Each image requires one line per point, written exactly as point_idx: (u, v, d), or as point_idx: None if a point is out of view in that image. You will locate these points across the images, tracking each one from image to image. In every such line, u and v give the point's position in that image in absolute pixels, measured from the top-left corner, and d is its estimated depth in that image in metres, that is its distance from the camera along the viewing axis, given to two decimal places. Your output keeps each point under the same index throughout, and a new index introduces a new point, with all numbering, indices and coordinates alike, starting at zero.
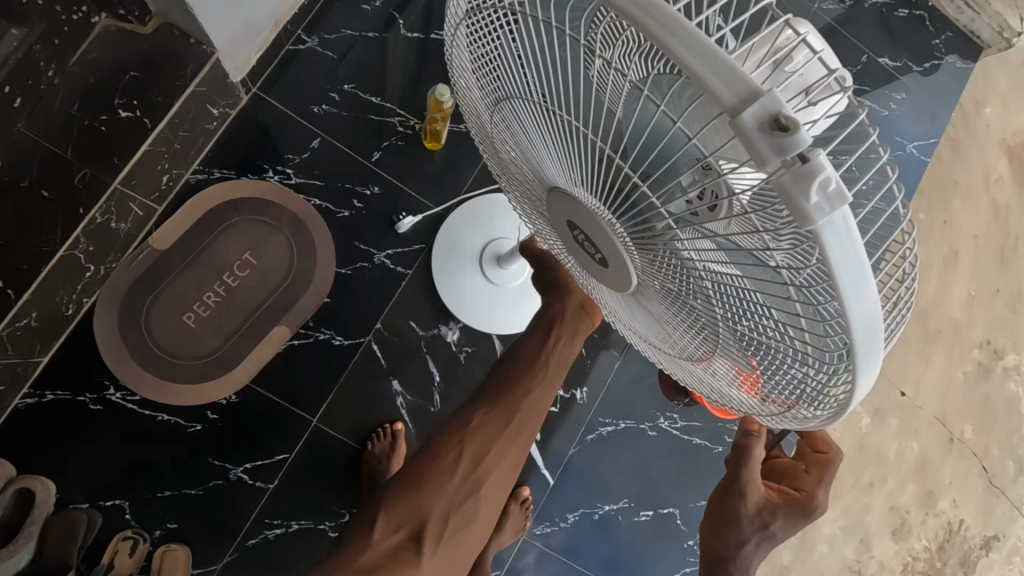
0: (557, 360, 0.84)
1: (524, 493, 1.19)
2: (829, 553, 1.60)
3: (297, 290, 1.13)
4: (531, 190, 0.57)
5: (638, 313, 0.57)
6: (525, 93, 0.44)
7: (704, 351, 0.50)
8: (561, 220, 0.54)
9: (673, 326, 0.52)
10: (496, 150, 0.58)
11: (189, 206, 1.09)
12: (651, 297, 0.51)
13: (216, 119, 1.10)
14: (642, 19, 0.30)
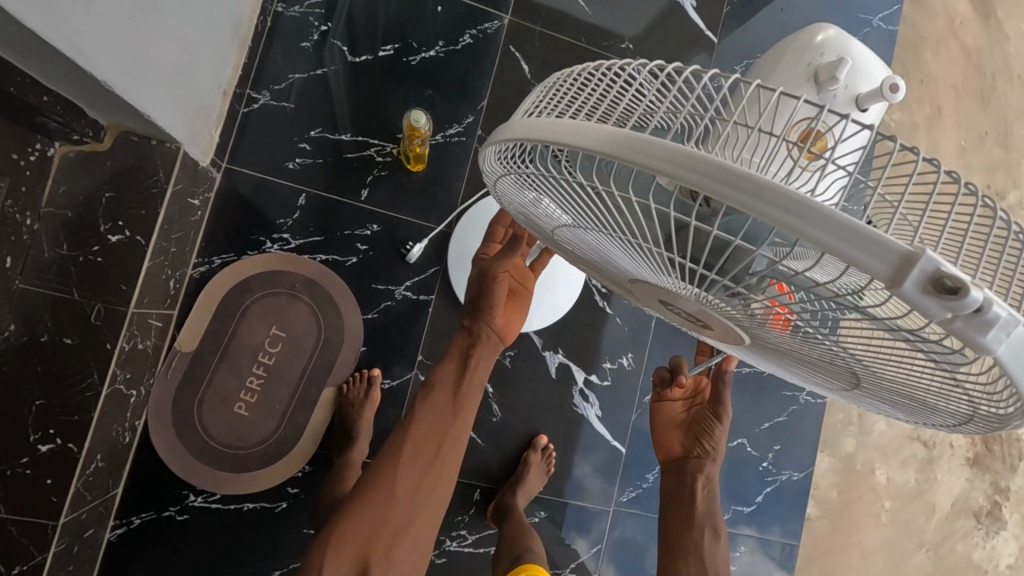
0: (478, 366, 0.90)
1: (543, 441, 1.21)
2: (889, 429, 1.66)
3: (332, 348, 1.14)
4: (603, 271, 0.56)
5: (749, 352, 0.57)
6: (597, 227, 0.43)
7: (831, 380, 0.51)
8: (648, 301, 0.53)
9: (794, 364, 0.52)
10: (555, 244, 0.57)
11: (202, 301, 1.08)
12: (764, 349, 0.51)
13: (199, 207, 1.05)
14: (774, 214, 0.28)
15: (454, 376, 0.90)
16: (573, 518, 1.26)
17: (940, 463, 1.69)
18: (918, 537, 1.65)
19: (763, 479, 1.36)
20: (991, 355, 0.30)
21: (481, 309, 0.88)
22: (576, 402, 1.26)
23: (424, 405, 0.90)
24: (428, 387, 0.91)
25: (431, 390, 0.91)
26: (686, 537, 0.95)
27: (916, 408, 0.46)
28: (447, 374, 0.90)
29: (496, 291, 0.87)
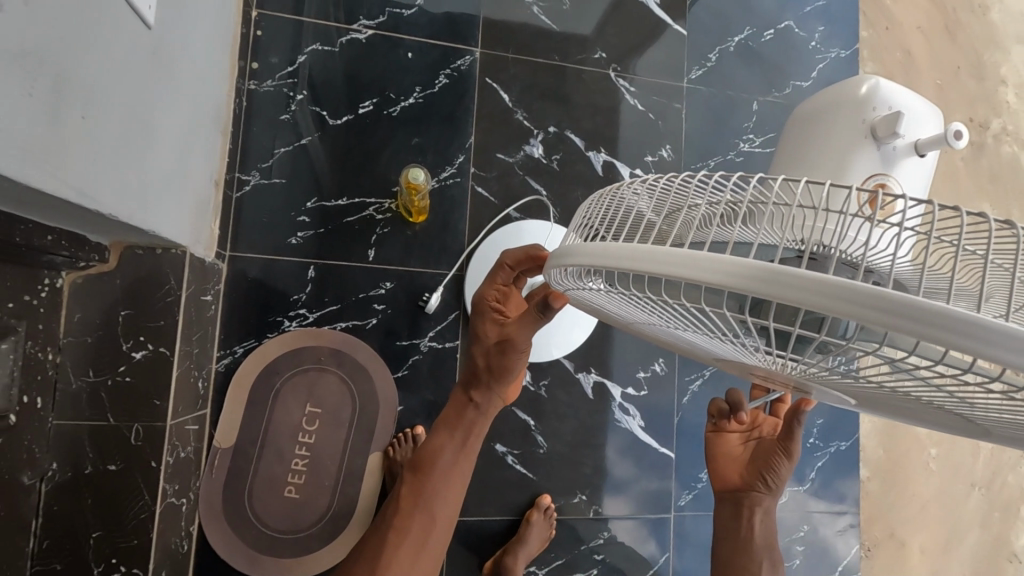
0: (458, 456, 0.80)
1: (545, 501, 1.17)
2: None
3: (370, 414, 1.13)
4: (686, 346, 0.54)
5: (854, 404, 0.54)
6: (688, 325, 0.41)
7: (941, 422, 0.49)
8: (744, 369, 0.51)
9: (910, 412, 0.49)
10: (630, 326, 0.55)
11: (232, 393, 1.07)
12: (877, 402, 0.48)
13: (212, 300, 1.04)
14: (934, 335, 0.26)
15: (439, 466, 0.79)
16: (638, 533, 1.24)
17: None
18: (970, 478, 1.66)
19: (813, 454, 1.36)
20: None
21: (499, 383, 0.75)
22: (617, 417, 1.25)
23: (412, 508, 0.80)
24: (414, 489, 0.80)
25: (416, 493, 0.80)
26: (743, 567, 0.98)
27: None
28: (443, 463, 0.79)
29: (517, 364, 0.72)
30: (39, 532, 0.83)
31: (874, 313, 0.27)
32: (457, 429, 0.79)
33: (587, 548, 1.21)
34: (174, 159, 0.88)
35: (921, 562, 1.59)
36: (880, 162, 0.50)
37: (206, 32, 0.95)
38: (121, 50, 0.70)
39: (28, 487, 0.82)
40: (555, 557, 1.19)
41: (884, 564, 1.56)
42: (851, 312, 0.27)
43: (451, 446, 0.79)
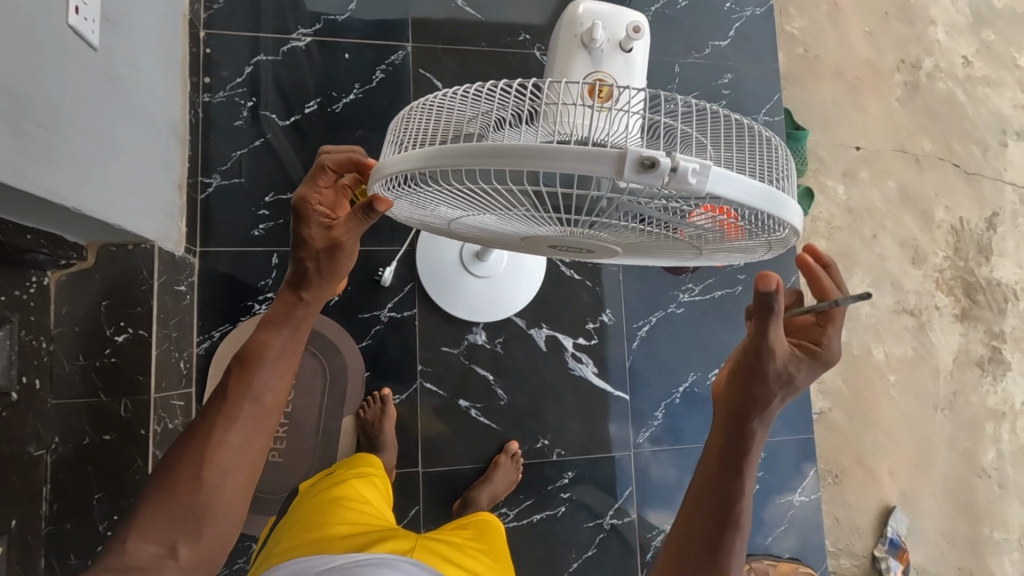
0: (281, 351, 0.75)
1: (512, 446, 1.28)
2: (875, 310, 1.74)
3: (340, 382, 1.25)
4: (501, 240, 0.67)
5: (626, 259, 0.68)
6: (457, 206, 0.54)
7: (690, 252, 0.62)
8: (537, 248, 0.64)
9: (658, 253, 0.64)
10: (447, 229, 0.67)
11: (213, 373, 1.19)
12: (632, 250, 0.62)
13: (186, 291, 1.16)
14: (528, 161, 0.40)
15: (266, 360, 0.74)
16: (601, 471, 1.33)
17: (932, 327, 1.77)
18: (932, 400, 1.72)
19: None
20: (710, 191, 0.42)
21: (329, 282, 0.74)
22: (571, 366, 1.35)
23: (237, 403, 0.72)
24: (239, 381, 0.73)
25: (242, 385, 0.73)
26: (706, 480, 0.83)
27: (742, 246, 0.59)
28: (269, 356, 0.74)
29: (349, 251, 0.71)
30: (50, 497, 0.95)
31: (498, 159, 0.41)
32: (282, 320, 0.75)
33: (554, 488, 1.31)
34: (138, 165, 1.01)
35: (893, 485, 1.65)
36: (592, 64, 0.63)
37: (153, 53, 1.08)
38: (73, 72, 0.83)
39: (36, 458, 0.93)
40: (525, 498, 1.30)
41: (855, 489, 1.63)
42: (487, 160, 0.41)
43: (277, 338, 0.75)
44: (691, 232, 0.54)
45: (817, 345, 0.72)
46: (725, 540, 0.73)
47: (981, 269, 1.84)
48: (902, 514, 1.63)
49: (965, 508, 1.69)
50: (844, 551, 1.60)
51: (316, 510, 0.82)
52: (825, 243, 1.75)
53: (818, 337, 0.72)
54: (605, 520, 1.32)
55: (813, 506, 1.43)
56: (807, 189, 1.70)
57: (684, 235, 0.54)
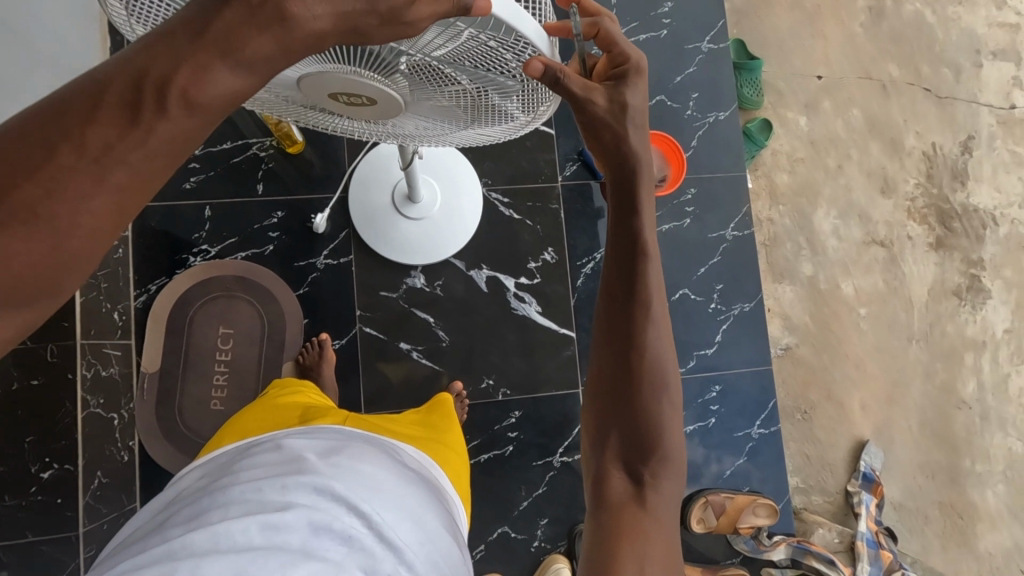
0: (133, 172, 0.38)
1: (456, 387, 1.27)
2: (842, 243, 1.69)
3: (279, 329, 1.25)
4: (280, 94, 0.64)
5: (417, 117, 0.65)
6: None
7: (472, 118, 0.63)
8: (320, 101, 0.61)
9: (445, 109, 0.62)
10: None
11: (151, 325, 1.20)
12: (418, 102, 0.60)
13: (119, 247, 1.20)
14: None
15: (99, 172, 0.37)
16: (549, 410, 1.32)
17: (904, 258, 1.71)
18: (906, 332, 1.67)
19: (716, 319, 1.42)
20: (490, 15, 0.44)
21: None
22: (514, 305, 1.34)
23: (21, 222, 0.36)
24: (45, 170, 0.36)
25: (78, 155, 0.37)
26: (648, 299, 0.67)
27: (526, 103, 0.59)
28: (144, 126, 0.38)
29: None
30: None
31: None
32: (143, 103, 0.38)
33: (501, 428, 1.31)
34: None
35: (865, 420, 1.62)
36: None
37: (60, 5, 1.08)
38: None
39: None
40: (471, 438, 1.30)
41: (824, 425, 1.60)
42: None
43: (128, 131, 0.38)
44: (469, 72, 0.53)
45: (619, 65, 0.62)
46: (637, 318, 0.66)
47: (957, 195, 1.76)
48: (875, 448, 1.59)
49: (944, 440, 1.64)
50: (815, 487, 1.57)
51: (235, 429, 0.83)
52: (785, 178, 1.70)
53: (614, 56, 0.62)
54: (556, 458, 1.31)
55: (773, 439, 1.40)
56: (763, 121, 1.67)
57: (468, 84, 0.55)
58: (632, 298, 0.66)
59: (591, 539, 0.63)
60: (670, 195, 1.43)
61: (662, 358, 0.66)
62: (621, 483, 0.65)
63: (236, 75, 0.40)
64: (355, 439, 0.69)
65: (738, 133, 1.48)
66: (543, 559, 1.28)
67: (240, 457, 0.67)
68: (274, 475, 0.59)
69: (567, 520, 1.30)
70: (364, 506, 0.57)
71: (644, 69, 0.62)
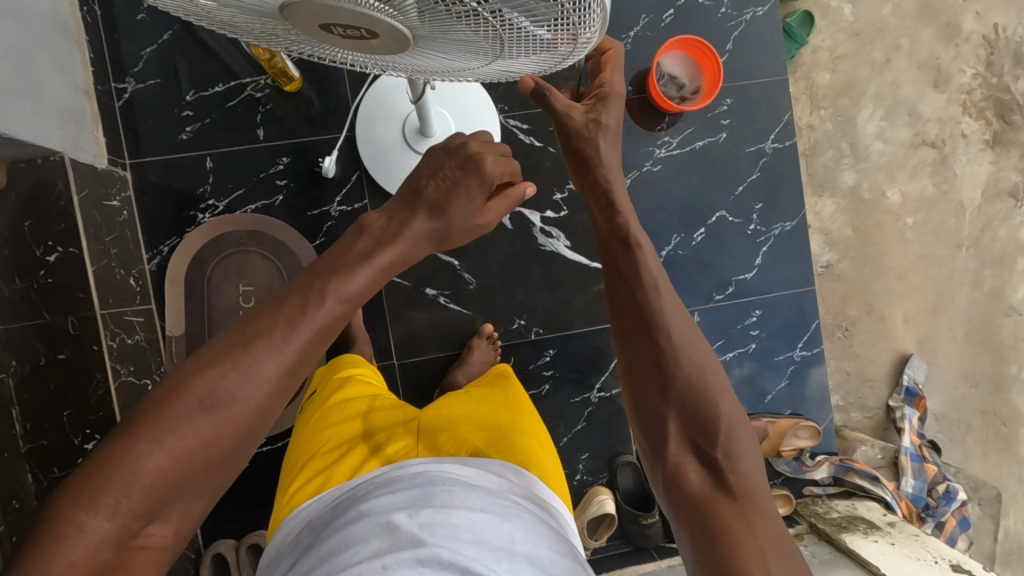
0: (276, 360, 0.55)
1: (486, 329, 1.23)
2: (888, 146, 1.56)
3: (300, 282, 1.21)
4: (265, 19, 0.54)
5: (431, 56, 0.58)
6: None
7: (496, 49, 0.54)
8: (312, 34, 0.53)
9: (464, 50, 0.55)
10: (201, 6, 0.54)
11: (169, 287, 1.17)
12: (435, 40, 0.53)
13: (121, 207, 1.12)
14: None
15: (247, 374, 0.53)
16: (583, 347, 1.29)
17: (956, 158, 1.58)
18: (955, 239, 1.58)
19: (756, 241, 1.33)
20: None
21: None
22: (542, 241, 1.27)
23: (168, 437, 0.50)
24: (207, 362, 0.53)
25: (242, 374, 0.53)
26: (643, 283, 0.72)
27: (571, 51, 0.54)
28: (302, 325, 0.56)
29: None
30: None
31: None
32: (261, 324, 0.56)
33: (536, 368, 1.28)
34: (6, 55, 0.88)
35: (908, 333, 1.56)
36: None
37: None
38: None
39: None
40: None
41: (866, 341, 1.55)
42: None
43: (236, 352, 0.54)
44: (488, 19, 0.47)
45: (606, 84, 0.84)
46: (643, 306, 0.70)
47: (1018, 83, 1.59)
48: (919, 361, 1.54)
49: (992, 349, 1.58)
50: (855, 404, 1.54)
51: (293, 461, 0.79)
52: (826, 78, 1.55)
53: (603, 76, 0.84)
54: (592, 394, 1.29)
55: (815, 361, 1.35)
56: (804, 12, 1.48)
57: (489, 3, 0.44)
58: (635, 282, 0.72)
59: (696, 539, 0.58)
60: (704, 107, 1.31)
61: (686, 335, 0.68)
62: (695, 469, 0.62)
63: (368, 274, 0.62)
64: (435, 476, 0.63)
65: (778, 29, 1.33)
66: (585, 491, 1.29)
67: (321, 538, 0.61)
68: (372, 554, 0.53)
69: (606, 453, 1.30)
70: (478, 568, 0.51)
71: (623, 100, 0.83)
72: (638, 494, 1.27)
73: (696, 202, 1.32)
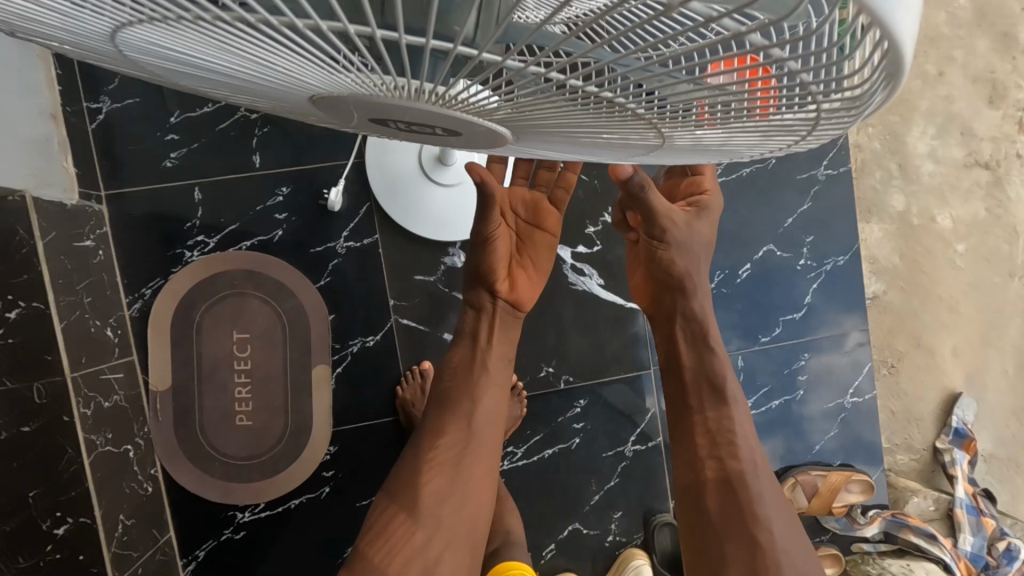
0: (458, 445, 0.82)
1: (511, 381, 1.11)
2: (939, 167, 1.43)
3: (302, 329, 1.07)
4: (292, 109, 0.46)
5: (554, 150, 0.50)
6: (183, 37, 0.32)
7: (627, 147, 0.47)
8: (366, 126, 0.46)
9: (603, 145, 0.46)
10: (222, 94, 0.45)
11: (154, 335, 1.03)
12: (572, 139, 0.45)
13: (96, 247, 0.98)
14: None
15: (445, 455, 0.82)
16: (617, 396, 1.16)
17: (1012, 180, 1.45)
18: (1009, 267, 1.45)
19: (806, 277, 1.21)
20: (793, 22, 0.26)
21: None
22: (573, 280, 1.14)
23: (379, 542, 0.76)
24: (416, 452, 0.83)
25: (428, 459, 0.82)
26: (732, 442, 0.79)
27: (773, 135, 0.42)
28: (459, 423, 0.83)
29: None
30: None
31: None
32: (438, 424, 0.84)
33: (566, 419, 1.15)
34: None
35: (957, 369, 1.44)
36: None
37: None
38: None
39: None
40: (532, 433, 1.15)
41: (914, 379, 1.44)
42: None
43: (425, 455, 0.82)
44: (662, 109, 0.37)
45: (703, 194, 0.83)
46: (732, 467, 0.78)
47: None
48: (969, 400, 1.43)
49: None
50: (902, 446, 1.43)
51: None
52: None
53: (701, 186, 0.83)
54: (627, 447, 1.17)
55: (867, 408, 1.24)
56: None
57: (658, 112, 0.37)
58: (728, 442, 0.79)
59: None
60: None
61: (780, 522, 0.75)
62: None
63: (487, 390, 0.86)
64: None
65: None
66: (618, 554, 1.17)
67: None
68: None
69: (641, 511, 1.18)
70: None
71: (719, 213, 0.83)
72: (675, 556, 1.15)
73: (742, 234, 1.19)
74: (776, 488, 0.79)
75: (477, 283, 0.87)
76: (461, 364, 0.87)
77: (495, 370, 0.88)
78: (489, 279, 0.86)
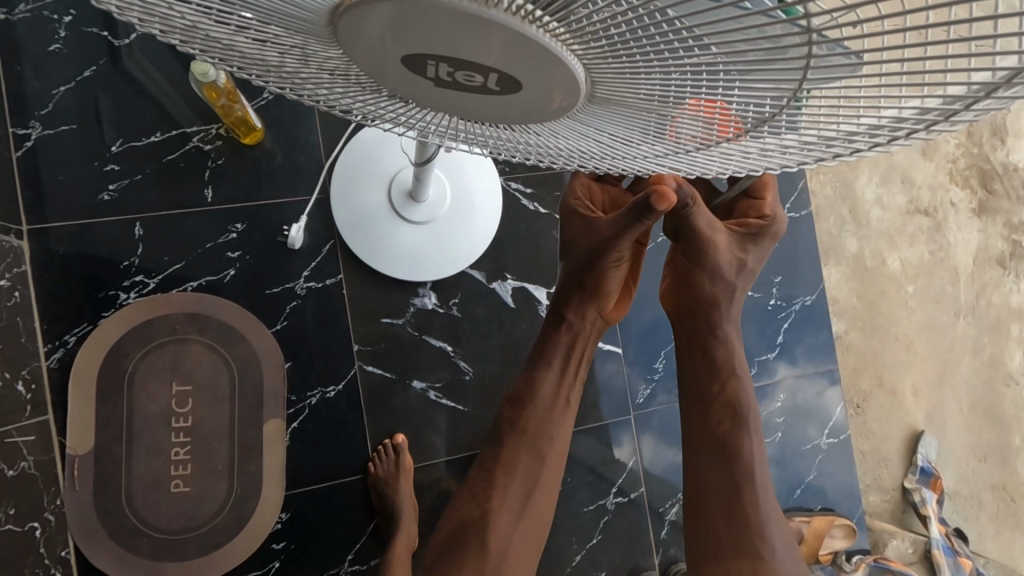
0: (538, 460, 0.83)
1: None
2: (885, 213, 1.51)
3: (253, 378, 0.96)
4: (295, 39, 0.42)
5: (616, 133, 0.48)
6: None
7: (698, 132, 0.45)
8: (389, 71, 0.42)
9: (643, 113, 0.43)
10: (209, 30, 0.41)
11: (75, 388, 0.90)
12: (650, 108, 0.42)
13: (13, 290, 0.86)
14: None
15: (530, 473, 0.83)
16: (597, 445, 1.10)
17: (949, 226, 1.54)
18: (953, 307, 1.52)
19: (777, 317, 1.21)
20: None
21: None
22: None
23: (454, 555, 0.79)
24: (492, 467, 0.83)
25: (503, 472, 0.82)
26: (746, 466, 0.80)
27: (804, 145, 0.44)
28: (543, 447, 0.83)
29: None
30: None
31: None
32: (512, 444, 0.83)
33: None
34: None
35: (917, 407, 1.47)
36: None
37: None
38: None
39: None
40: None
41: (878, 417, 1.45)
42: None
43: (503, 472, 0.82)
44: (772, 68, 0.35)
45: (765, 217, 0.80)
46: (749, 494, 0.80)
47: (997, 153, 1.57)
48: (931, 439, 1.45)
49: (1000, 421, 1.52)
50: (873, 486, 1.42)
51: None
52: None
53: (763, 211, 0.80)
54: (609, 500, 1.10)
55: (843, 449, 1.23)
56: None
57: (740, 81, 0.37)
58: (746, 468, 0.80)
59: None
60: None
61: (784, 533, 0.81)
62: None
63: (565, 423, 0.86)
64: None
65: None
66: None
67: None
68: None
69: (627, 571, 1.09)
70: None
71: (777, 239, 0.80)
72: None
73: None
74: (781, 510, 0.81)
75: (586, 304, 0.83)
76: (547, 390, 0.84)
77: (573, 408, 0.87)
78: (598, 300, 0.83)
